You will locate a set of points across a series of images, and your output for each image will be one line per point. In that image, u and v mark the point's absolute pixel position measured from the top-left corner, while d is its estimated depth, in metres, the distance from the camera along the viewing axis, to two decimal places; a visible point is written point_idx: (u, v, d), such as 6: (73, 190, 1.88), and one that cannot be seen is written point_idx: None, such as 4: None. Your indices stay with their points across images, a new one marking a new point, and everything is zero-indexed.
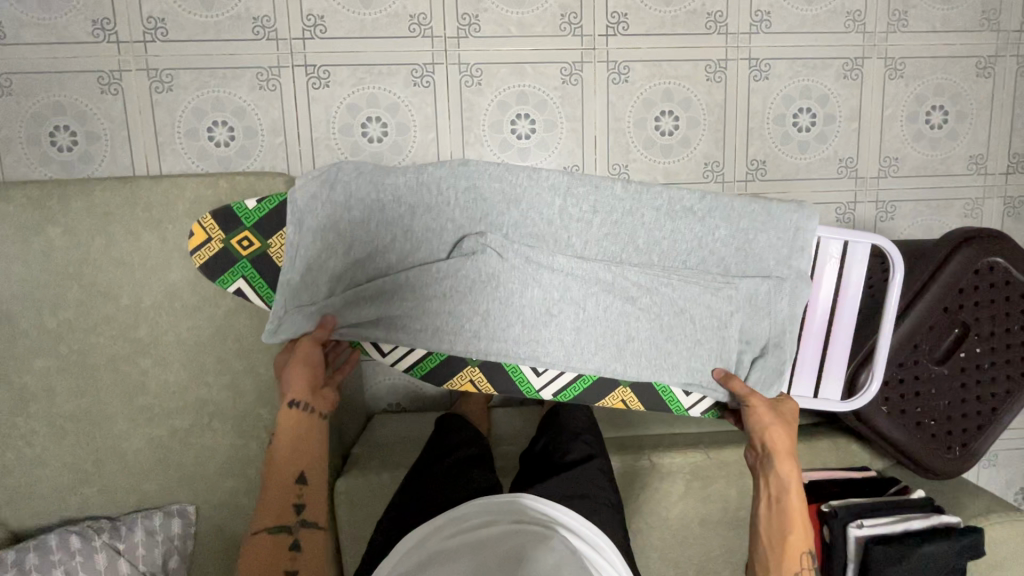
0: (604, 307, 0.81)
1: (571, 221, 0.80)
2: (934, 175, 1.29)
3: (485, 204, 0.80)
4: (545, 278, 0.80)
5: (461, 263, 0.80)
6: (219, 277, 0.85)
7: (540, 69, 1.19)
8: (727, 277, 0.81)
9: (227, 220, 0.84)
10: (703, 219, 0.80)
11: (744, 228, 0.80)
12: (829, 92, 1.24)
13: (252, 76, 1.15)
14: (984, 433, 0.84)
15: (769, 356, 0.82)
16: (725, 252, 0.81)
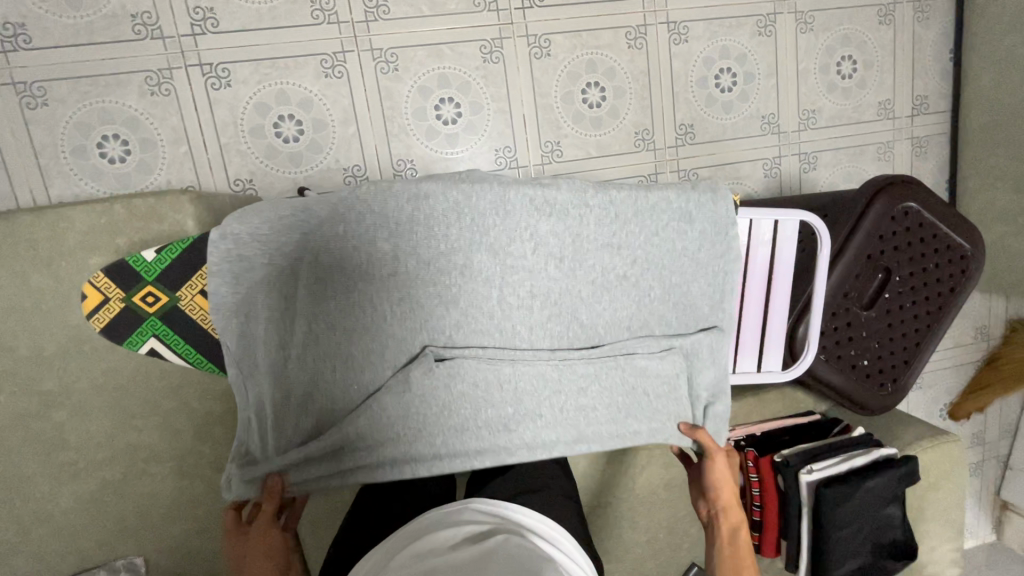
0: (559, 408, 0.74)
1: (512, 310, 0.71)
2: (848, 124, 1.34)
3: (423, 315, 0.70)
4: (494, 386, 0.72)
5: (409, 385, 0.70)
6: (129, 339, 0.81)
7: (458, 49, 1.13)
8: (669, 338, 0.76)
9: (125, 276, 0.80)
10: (642, 291, 0.74)
11: (687, 279, 0.75)
12: (746, 50, 1.26)
13: (141, 81, 1.03)
14: (911, 366, 0.90)
15: (716, 404, 0.80)
16: (667, 309, 0.76)
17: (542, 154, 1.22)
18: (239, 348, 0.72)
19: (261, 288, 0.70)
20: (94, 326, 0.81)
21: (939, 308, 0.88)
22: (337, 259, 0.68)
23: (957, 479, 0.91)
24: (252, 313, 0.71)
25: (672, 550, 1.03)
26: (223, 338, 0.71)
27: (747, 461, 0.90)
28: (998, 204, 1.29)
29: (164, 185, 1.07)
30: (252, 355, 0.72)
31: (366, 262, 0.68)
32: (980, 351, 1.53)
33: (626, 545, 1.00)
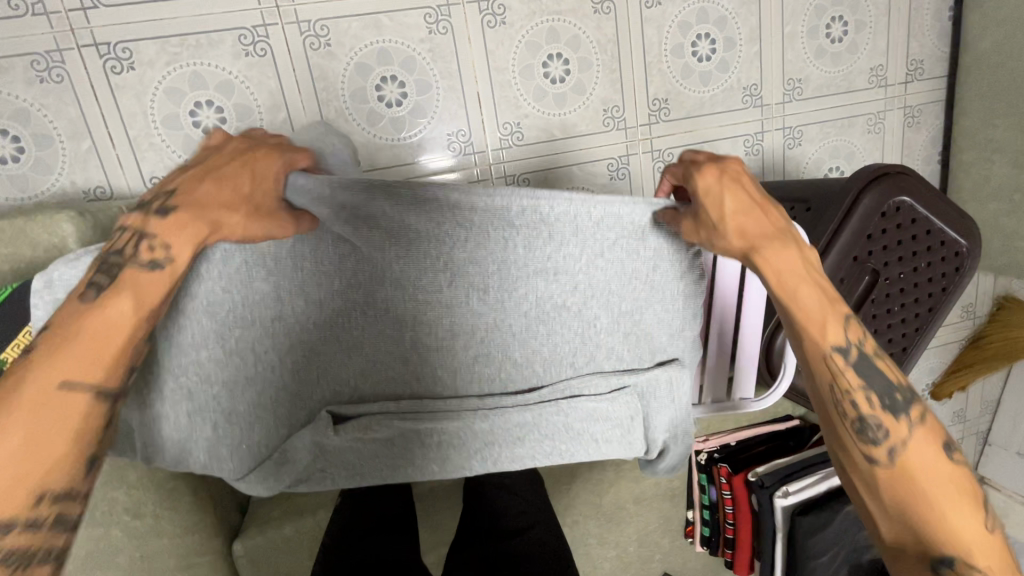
0: (494, 460, 0.68)
1: (428, 351, 0.64)
2: (837, 93, 1.23)
3: (339, 359, 0.65)
4: (411, 439, 0.66)
5: (316, 437, 0.65)
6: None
7: (399, 19, 0.99)
8: (619, 375, 0.67)
9: None
10: (586, 328, 0.66)
11: (638, 310, 0.66)
12: (727, 13, 1.12)
13: (27, 66, 0.89)
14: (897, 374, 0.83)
15: (674, 444, 0.70)
16: (614, 340, 0.67)
17: (500, 137, 1.10)
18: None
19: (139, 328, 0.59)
20: None
21: (930, 310, 0.80)
22: (239, 301, 0.60)
23: None
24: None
25: (643, 563, 0.98)
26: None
27: (721, 476, 0.90)
28: (994, 180, 1.20)
29: (68, 187, 0.94)
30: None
31: (275, 301, 0.61)
32: (965, 331, 1.48)
33: (595, 562, 0.95)
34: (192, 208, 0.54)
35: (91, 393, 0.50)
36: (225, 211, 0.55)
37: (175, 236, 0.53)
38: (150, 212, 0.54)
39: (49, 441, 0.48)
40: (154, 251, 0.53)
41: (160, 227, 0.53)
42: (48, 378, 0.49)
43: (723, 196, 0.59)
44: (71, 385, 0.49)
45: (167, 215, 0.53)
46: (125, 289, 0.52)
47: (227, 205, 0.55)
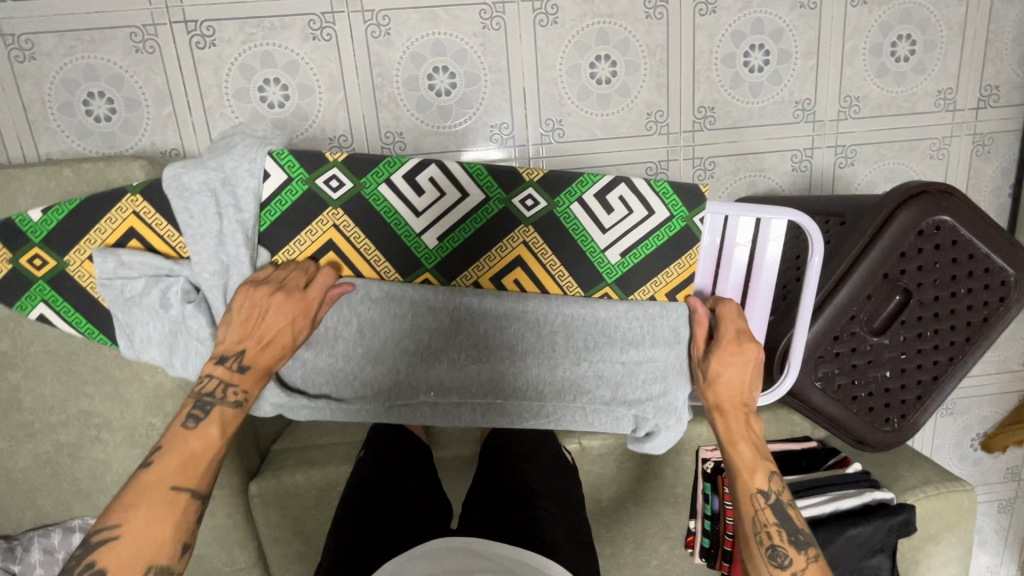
0: (492, 410, 0.78)
1: (449, 306, 0.75)
2: (898, 114, 1.18)
3: (367, 313, 0.75)
4: (422, 381, 0.77)
5: (349, 370, 0.77)
6: (17, 300, 0.74)
7: (456, 14, 1.05)
8: (608, 351, 0.76)
9: (13, 237, 0.72)
10: (579, 318, 0.75)
11: (641, 322, 0.75)
12: (784, 25, 1.11)
13: (126, 37, 1.00)
14: (924, 404, 0.78)
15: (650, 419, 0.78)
16: (607, 322, 0.75)
17: (541, 134, 1.13)
18: (130, 314, 0.73)
19: (207, 264, 0.71)
20: None
21: (966, 339, 0.76)
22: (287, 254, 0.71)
23: (962, 532, 0.84)
24: (185, 276, 0.72)
25: (638, 567, 0.97)
26: (110, 305, 0.74)
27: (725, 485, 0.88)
28: None
29: (148, 148, 1.05)
30: (142, 322, 0.74)
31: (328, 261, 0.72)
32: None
33: None
34: (256, 364, 0.69)
35: (190, 498, 0.61)
36: (278, 356, 0.70)
37: (254, 389, 0.69)
38: (232, 369, 0.68)
39: (160, 535, 0.58)
40: (237, 395, 0.68)
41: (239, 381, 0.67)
42: (165, 486, 0.60)
43: (724, 360, 0.71)
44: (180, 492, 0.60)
45: (244, 372, 0.68)
46: (217, 421, 0.66)
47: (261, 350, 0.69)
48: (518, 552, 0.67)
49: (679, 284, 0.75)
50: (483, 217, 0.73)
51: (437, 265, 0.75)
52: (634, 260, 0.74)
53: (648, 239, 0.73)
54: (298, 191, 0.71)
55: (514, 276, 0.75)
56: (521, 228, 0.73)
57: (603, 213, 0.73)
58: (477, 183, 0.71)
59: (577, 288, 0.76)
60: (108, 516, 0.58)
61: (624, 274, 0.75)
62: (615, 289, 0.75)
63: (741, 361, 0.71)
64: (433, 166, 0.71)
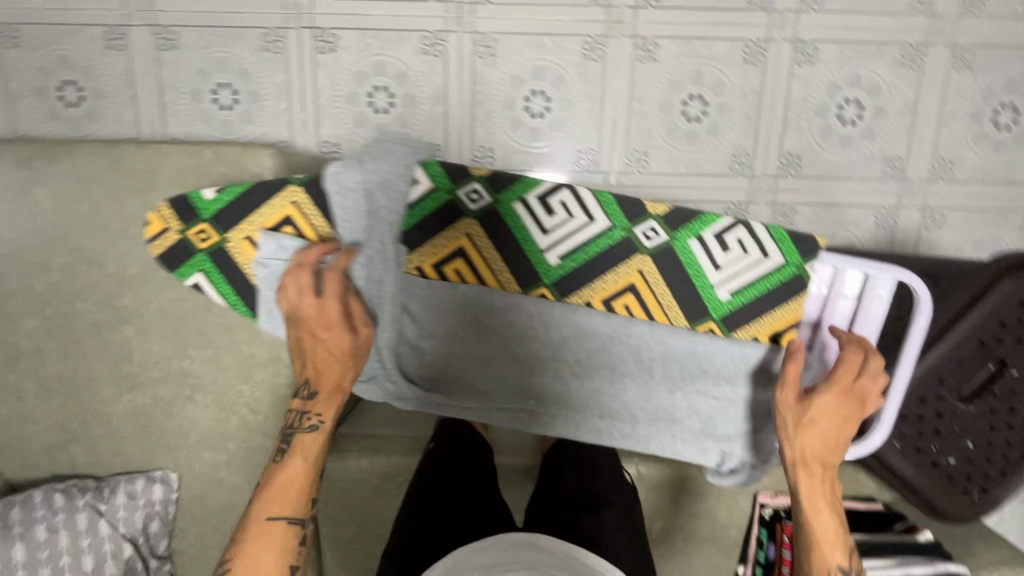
0: (570, 421, 0.88)
1: (564, 327, 0.84)
2: (992, 181, 1.16)
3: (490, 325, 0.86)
4: (527, 389, 0.88)
5: (468, 373, 0.89)
6: (178, 268, 0.82)
7: (560, 43, 1.10)
8: (700, 383, 0.85)
9: (186, 211, 0.80)
10: (678, 349, 0.84)
11: (727, 359, 0.84)
12: (882, 81, 1.11)
13: (258, 36, 1.10)
14: (1008, 480, 0.76)
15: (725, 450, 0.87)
16: (702, 359, 0.84)
17: (626, 163, 1.16)
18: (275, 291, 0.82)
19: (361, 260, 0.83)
20: (152, 252, 0.82)
21: None
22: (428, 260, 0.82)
23: None
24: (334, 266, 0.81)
25: None
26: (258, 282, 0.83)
27: (782, 534, 0.90)
28: None
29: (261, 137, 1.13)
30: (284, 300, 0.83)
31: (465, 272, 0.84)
32: None
33: None
34: (325, 382, 0.80)
35: (287, 524, 0.76)
36: (338, 374, 0.80)
37: (325, 411, 0.80)
38: (303, 399, 0.80)
39: (269, 564, 0.73)
40: (310, 420, 0.79)
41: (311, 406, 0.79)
42: (263, 518, 0.75)
43: (822, 414, 0.74)
44: (280, 521, 0.75)
45: (314, 398, 0.80)
46: (299, 449, 0.79)
47: (325, 371, 0.80)
48: (577, 551, 0.74)
49: (783, 329, 0.81)
50: (606, 242, 0.80)
51: (556, 282, 0.84)
52: (742, 300, 0.80)
53: (758, 283, 0.79)
54: (442, 201, 0.80)
55: (624, 300, 0.83)
56: (639, 256, 0.80)
57: (718, 253, 0.79)
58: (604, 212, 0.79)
59: (682, 318, 0.83)
60: (227, 553, 0.74)
61: (731, 312, 0.81)
62: (719, 324, 0.82)
63: (844, 421, 0.74)
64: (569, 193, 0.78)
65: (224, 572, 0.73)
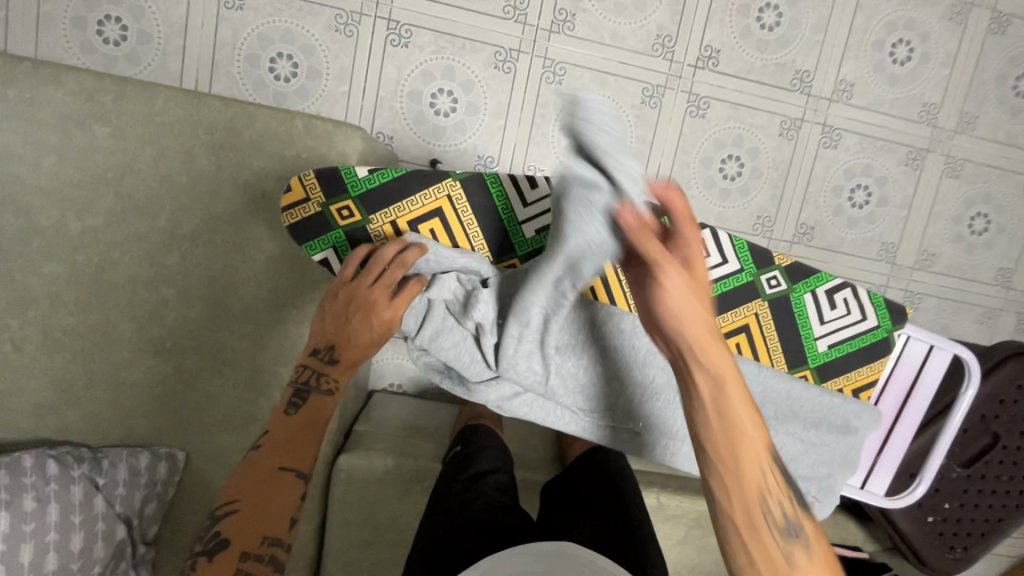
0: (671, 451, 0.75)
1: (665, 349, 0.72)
2: (963, 277, 1.33)
3: (601, 331, 0.73)
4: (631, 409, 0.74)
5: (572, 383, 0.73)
6: (306, 242, 0.72)
7: (623, 84, 1.16)
8: (808, 432, 0.72)
9: (332, 182, 0.69)
10: (784, 392, 0.71)
11: (836, 410, 0.71)
12: (889, 174, 1.26)
13: (330, 16, 1.08)
14: (987, 540, 0.87)
15: (817, 503, 0.74)
16: (813, 409, 0.71)
17: None
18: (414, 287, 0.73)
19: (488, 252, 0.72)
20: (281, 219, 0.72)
21: None
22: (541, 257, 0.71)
23: None
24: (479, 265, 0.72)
25: None
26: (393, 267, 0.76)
27: None
28: None
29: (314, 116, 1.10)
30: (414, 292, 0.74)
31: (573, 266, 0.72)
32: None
33: None
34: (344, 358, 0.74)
35: (294, 477, 0.68)
36: (364, 351, 0.73)
37: (342, 379, 0.74)
38: (321, 360, 0.74)
39: (271, 509, 0.65)
40: (327, 383, 0.74)
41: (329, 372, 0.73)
42: (273, 467, 0.68)
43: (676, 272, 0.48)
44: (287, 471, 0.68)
45: (333, 364, 0.74)
46: (312, 408, 0.73)
47: (348, 349, 0.73)
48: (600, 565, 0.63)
49: (865, 384, 0.73)
50: (729, 285, 0.69)
51: None
52: (843, 352, 0.72)
53: (862, 337, 0.71)
54: None
55: (735, 340, 0.71)
56: (757, 301, 0.70)
57: (827, 307, 0.70)
58: (737, 254, 0.68)
59: (782, 362, 0.72)
60: (229, 490, 0.66)
61: (827, 363, 0.72)
62: (813, 372, 0.72)
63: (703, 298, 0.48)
64: (706, 229, 0.67)
65: (226, 517, 0.64)
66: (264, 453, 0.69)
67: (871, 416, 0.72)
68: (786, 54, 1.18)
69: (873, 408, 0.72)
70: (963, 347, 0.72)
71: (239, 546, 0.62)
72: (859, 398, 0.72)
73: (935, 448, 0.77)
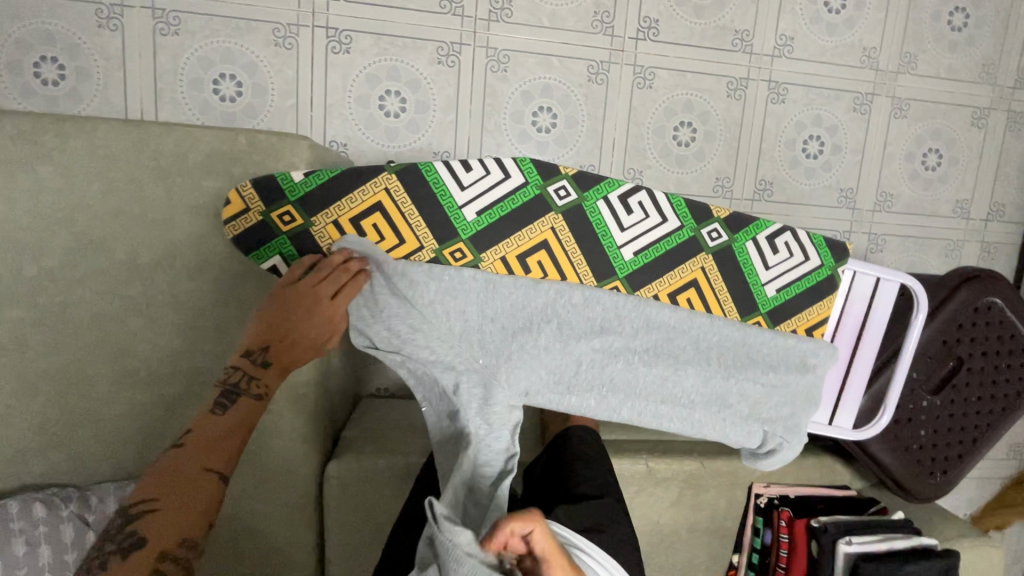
0: (638, 412, 0.73)
1: (621, 315, 0.71)
2: (923, 214, 1.36)
3: (555, 307, 0.70)
4: (597, 377, 0.72)
5: (530, 367, 0.71)
6: (252, 251, 0.71)
7: (568, 64, 1.17)
8: (767, 375, 0.74)
9: (270, 189, 0.69)
10: (738, 338, 0.73)
11: (792, 350, 0.74)
12: (838, 122, 1.28)
13: (268, 31, 1.08)
14: (964, 463, 0.89)
15: (783, 444, 0.77)
16: (766, 352, 0.74)
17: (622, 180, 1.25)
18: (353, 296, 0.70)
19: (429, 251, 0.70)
20: (228, 232, 0.72)
21: (1003, 409, 0.87)
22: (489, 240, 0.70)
23: None
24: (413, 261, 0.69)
25: None
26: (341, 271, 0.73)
27: (779, 519, 0.95)
28: None
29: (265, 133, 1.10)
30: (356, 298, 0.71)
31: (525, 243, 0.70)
32: (1010, 469, 1.40)
33: None
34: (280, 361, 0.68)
35: (218, 479, 0.59)
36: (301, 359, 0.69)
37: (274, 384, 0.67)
38: (254, 363, 0.67)
39: (191, 513, 0.56)
40: (258, 388, 0.66)
41: (262, 374, 0.65)
42: (196, 467, 0.58)
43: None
44: (211, 473, 0.59)
45: (267, 366, 0.67)
46: (243, 412, 0.64)
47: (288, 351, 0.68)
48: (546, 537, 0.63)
49: (817, 321, 0.74)
50: (672, 242, 0.71)
51: (629, 276, 0.71)
52: (790, 294, 0.74)
53: (809, 279, 0.73)
54: (528, 196, 0.68)
55: (687, 295, 0.72)
56: (701, 255, 0.72)
57: (769, 253, 0.72)
58: (675, 211, 0.70)
59: (734, 312, 0.74)
60: (143, 490, 0.57)
61: (778, 307, 0.74)
62: (766, 318, 0.74)
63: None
64: (642, 191, 0.70)
65: (142, 517, 0.55)
66: (187, 448, 0.60)
67: (826, 352, 0.74)
68: (724, 16, 1.20)
69: (829, 344, 0.75)
70: (909, 274, 0.74)
71: (157, 547, 0.53)
72: (814, 335, 0.74)
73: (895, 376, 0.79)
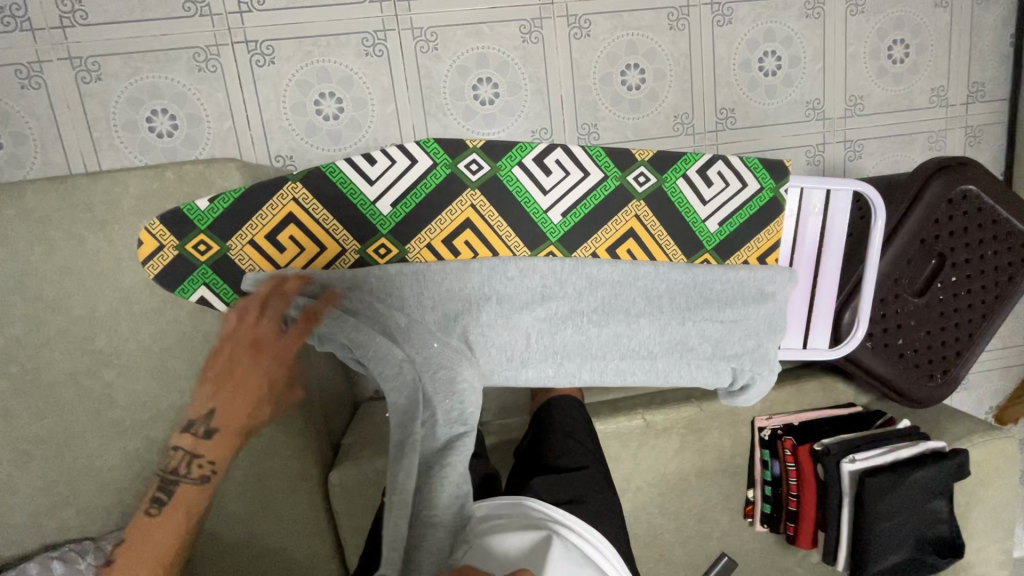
0: (599, 372, 0.73)
1: (562, 281, 0.71)
2: (898, 110, 1.30)
3: (493, 285, 0.70)
4: (551, 347, 0.72)
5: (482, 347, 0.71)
6: (177, 287, 0.70)
7: (498, 29, 1.13)
8: (722, 311, 0.72)
9: (180, 221, 0.68)
10: (688, 280, 0.72)
11: (747, 283, 0.73)
12: (792, 33, 1.22)
13: (189, 57, 1.05)
14: (965, 359, 0.86)
15: (757, 375, 0.75)
16: (718, 289, 0.72)
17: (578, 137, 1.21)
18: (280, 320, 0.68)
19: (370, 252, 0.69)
20: (147, 273, 0.71)
21: (995, 298, 0.84)
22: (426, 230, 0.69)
23: (1007, 474, 0.92)
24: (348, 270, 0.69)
25: (701, 537, 1.02)
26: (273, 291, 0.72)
27: (785, 449, 0.95)
28: None
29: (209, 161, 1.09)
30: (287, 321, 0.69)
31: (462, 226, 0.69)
32: None
33: (654, 531, 1.00)
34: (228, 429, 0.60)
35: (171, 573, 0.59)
36: (253, 407, 0.61)
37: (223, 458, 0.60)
38: (197, 437, 0.59)
39: None
40: (203, 468, 0.60)
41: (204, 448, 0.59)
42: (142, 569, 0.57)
43: None
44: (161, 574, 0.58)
45: (212, 437, 0.59)
46: (183, 502, 0.59)
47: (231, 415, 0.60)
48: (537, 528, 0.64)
49: (769, 248, 0.74)
50: (600, 194, 0.70)
51: (562, 239, 0.70)
52: (733, 226, 0.72)
53: (740, 210, 0.72)
54: (439, 178, 0.67)
55: (627, 247, 0.72)
56: (633, 203, 0.70)
57: (703, 186, 0.71)
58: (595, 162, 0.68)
59: (679, 254, 0.73)
60: None
61: (723, 241, 0.73)
62: (714, 255, 0.73)
63: None
64: (558, 149, 0.68)
65: None
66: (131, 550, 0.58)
67: (783, 277, 0.73)
68: None
69: (785, 268, 0.74)
70: (857, 181, 0.72)
71: None
72: (767, 263, 0.73)
73: (864, 288, 0.77)
